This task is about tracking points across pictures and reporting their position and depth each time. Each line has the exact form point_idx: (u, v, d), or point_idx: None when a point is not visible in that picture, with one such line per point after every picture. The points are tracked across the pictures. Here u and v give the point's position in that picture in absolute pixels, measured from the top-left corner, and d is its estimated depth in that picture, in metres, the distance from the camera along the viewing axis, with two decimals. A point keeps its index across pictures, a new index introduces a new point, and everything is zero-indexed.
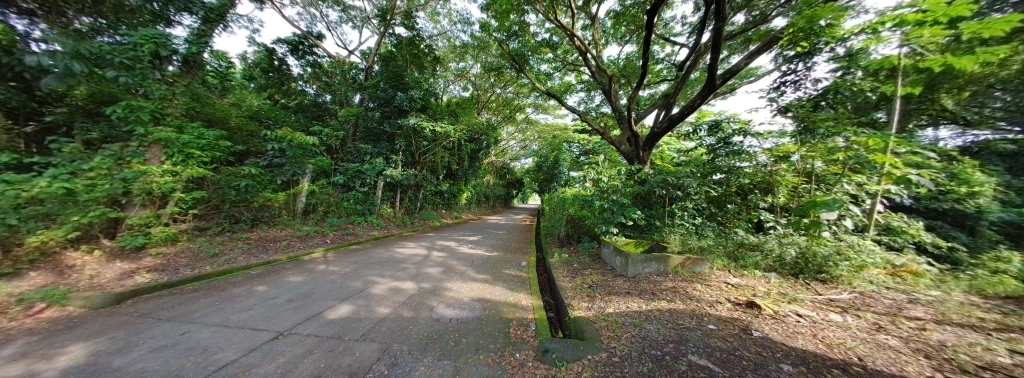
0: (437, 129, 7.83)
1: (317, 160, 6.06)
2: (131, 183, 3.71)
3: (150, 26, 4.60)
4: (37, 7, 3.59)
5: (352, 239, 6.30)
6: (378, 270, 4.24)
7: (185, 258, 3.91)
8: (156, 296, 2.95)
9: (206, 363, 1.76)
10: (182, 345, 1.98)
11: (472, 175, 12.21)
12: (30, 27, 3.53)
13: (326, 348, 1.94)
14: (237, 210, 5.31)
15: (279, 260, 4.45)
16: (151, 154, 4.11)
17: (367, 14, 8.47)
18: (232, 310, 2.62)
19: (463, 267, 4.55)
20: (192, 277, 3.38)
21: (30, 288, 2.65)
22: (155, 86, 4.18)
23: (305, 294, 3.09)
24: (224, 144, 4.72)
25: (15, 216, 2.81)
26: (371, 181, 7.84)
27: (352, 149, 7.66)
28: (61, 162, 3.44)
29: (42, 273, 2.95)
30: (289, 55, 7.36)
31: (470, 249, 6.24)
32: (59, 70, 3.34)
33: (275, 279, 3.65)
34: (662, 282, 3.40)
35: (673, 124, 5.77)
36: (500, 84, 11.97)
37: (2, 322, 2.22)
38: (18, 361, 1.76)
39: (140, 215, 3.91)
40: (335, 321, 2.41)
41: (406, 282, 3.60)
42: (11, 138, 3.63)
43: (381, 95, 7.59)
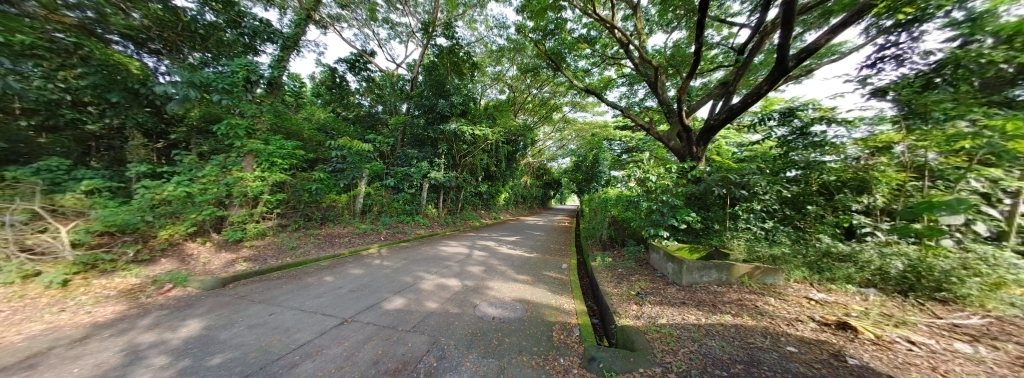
0: (476, 132, 8.10)
1: (371, 164, 6.67)
2: (232, 187, 4.46)
3: (242, 56, 5.58)
4: (161, 47, 4.70)
5: (401, 237, 6.86)
6: (425, 266, 4.51)
7: (271, 250, 4.62)
8: (248, 281, 3.53)
9: (289, 341, 2.05)
10: (270, 324, 2.33)
11: (509, 176, 12.41)
12: (157, 63, 4.72)
13: (383, 336, 2.11)
14: (309, 210, 6.04)
15: (342, 254, 5.00)
16: (246, 162, 4.88)
17: (411, 29, 9.10)
18: (306, 296, 3.01)
19: (504, 267, 4.61)
20: (275, 267, 3.97)
21: (161, 272, 3.40)
22: (247, 106, 4.99)
23: (364, 285, 3.42)
24: (298, 153, 5.43)
25: (152, 213, 3.66)
26: (418, 183, 8.39)
27: (400, 154, 8.24)
28: (184, 171, 4.29)
29: (170, 260, 3.74)
30: (347, 72, 8.27)
31: (509, 250, 6.30)
32: (178, 97, 4.25)
33: (340, 271, 4.11)
34: (724, 293, 3.05)
35: (733, 116, 5.16)
36: (537, 85, 11.89)
37: (143, 298, 2.85)
38: (154, 329, 2.24)
39: (239, 213, 4.70)
40: (390, 312, 2.62)
41: (450, 279, 3.77)
42: (148, 152, 4.79)
43: (425, 102, 8.15)
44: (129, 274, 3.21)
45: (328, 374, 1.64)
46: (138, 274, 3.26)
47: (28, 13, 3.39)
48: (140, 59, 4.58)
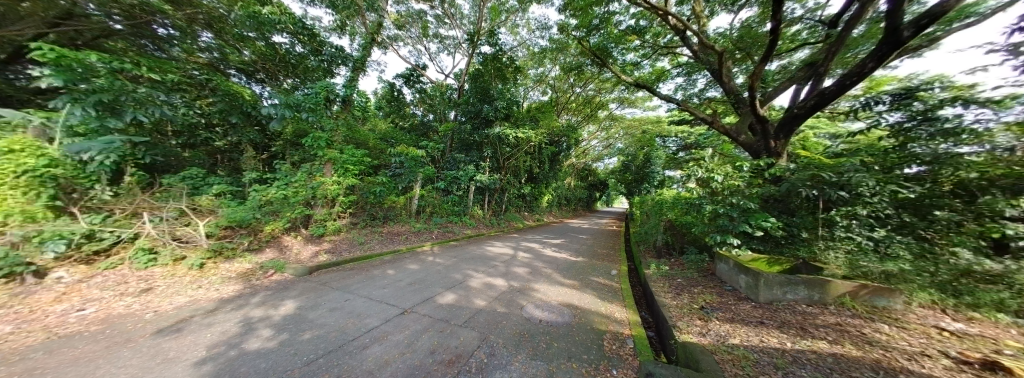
0: (519, 135, 8.19)
1: (424, 169, 7.23)
2: (316, 190, 5.25)
3: (321, 79, 6.92)
4: (263, 76, 6.59)
5: (451, 236, 7.31)
6: (473, 265, 4.70)
7: (345, 244, 5.32)
8: (328, 270, 4.13)
9: (361, 325, 2.33)
10: (346, 308, 2.69)
11: (553, 177, 12.29)
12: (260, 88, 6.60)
13: (437, 328, 2.26)
14: (374, 210, 6.68)
15: (400, 250, 5.51)
16: (326, 169, 5.64)
17: (458, 40, 9.63)
18: (373, 287, 3.39)
19: (549, 270, 4.56)
20: (348, 259, 4.55)
21: (266, 260, 4.18)
22: (327, 121, 5.83)
23: (420, 280, 3.71)
24: (366, 160, 6.16)
25: (260, 212, 4.49)
26: (465, 186, 8.82)
27: (449, 158, 8.78)
28: (281, 177, 5.18)
29: (273, 249, 4.57)
30: (403, 86, 9.15)
31: (554, 252, 6.22)
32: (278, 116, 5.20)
33: (399, 265, 4.53)
34: (817, 314, 2.55)
35: (824, 101, 4.33)
36: (582, 83, 11.54)
37: (254, 280, 3.54)
38: (260, 306, 2.76)
39: (321, 212, 5.48)
40: (444, 306, 2.79)
41: (497, 279, 3.86)
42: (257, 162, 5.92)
43: (471, 109, 8.57)
44: (245, 261, 4.01)
45: (393, 358, 1.81)
46: (250, 261, 4.05)
47: (173, 56, 5.29)
48: (250, 86, 6.49)
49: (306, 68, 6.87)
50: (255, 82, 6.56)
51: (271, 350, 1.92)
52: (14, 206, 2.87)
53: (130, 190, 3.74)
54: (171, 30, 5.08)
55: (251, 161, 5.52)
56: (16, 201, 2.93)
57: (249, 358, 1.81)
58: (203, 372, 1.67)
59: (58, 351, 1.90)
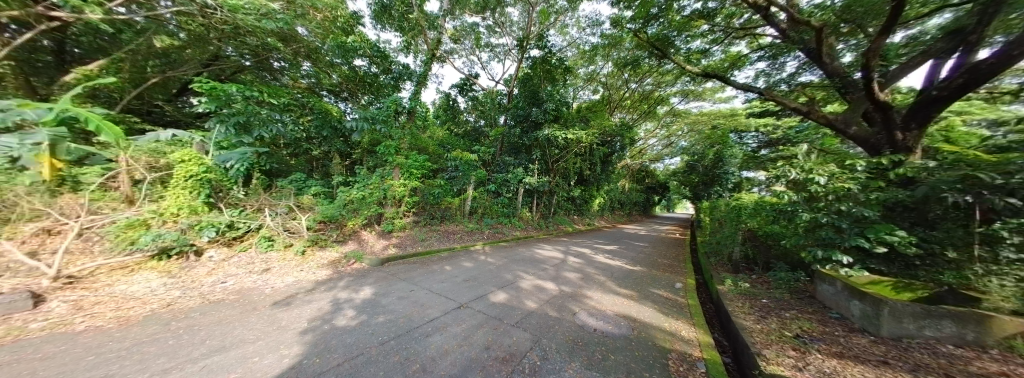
0: (569, 136, 8.03)
1: (477, 172, 7.61)
2: (387, 191, 5.92)
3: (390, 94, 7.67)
4: (347, 95, 7.79)
5: (501, 237, 7.57)
6: (523, 266, 4.75)
7: (409, 240, 5.90)
8: (395, 263, 4.64)
9: (423, 314, 2.56)
10: (410, 298, 2.98)
11: (605, 180, 11.73)
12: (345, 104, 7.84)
13: (491, 326, 2.35)
14: (433, 210, 7.18)
15: (455, 248, 5.89)
16: (394, 173, 6.23)
17: (508, 47, 9.92)
18: (433, 280, 3.68)
19: (603, 277, 4.35)
20: (412, 254, 5.03)
21: (348, 250, 4.89)
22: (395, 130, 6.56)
23: (474, 277, 3.90)
24: (427, 165, 6.73)
25: (344, 210, 5.26)
26: (514, 188, 9.00)
27: (499, 162, 9.06)
28: (360, 180, 5.97)
29: (354, 242, 5.31)
30: (458, 95, 9.81)
31: (607, 259, 5.89)
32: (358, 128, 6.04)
33: (455, 262, 4.83)
34: (977, 362, 1.91)
35: (984, 77, 3.24)
36: (637, 79, 10.77)
37: (340, 267, 4.18)
38: (344, 289, 3.25)
39: (391, 210, 6.10)
40: (496, 304, 2.88)
41: (548, 282, 3.83)
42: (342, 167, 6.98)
43: (521, 112, 8.74)
44: (333, 250, 4.76)
45: (452, 349, 1.94)
46: (337, 250, 4.80)
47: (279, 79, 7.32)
48: (338, 104, 7.74)
49: (379, 86, 7.73)
50: (341, 100, 7.83)
51: (354, 328, 2.24)
52: (184, 201, 3.87)
53: (256, 191, 4.75)
54: (283, 63, 7.00)
55: (338, 167, 6.56)
56: (187, 198, 3.95)
57: (338, 333, 2.14)
58: (306, 340, 2.03)
59: (207, 312, 2.53)
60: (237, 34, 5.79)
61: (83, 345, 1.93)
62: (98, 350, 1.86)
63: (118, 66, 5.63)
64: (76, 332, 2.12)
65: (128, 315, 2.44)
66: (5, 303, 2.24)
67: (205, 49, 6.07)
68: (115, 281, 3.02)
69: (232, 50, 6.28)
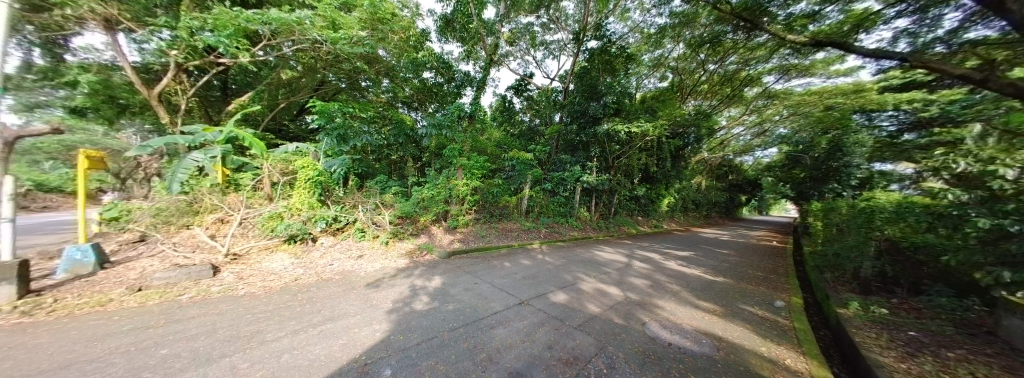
0: (633, 129, 7.42)
1: (533, 171, 7.70)
2: (452, 190, 6.42)
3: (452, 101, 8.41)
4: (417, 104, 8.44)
5: (558, 236, 7.49)
6: (583, 268, 4.58)
7: (471, 236, 6.29)
8: (460, 256, 5.02)
9: (487, 307, 2.69)
10: (475, 291, 3.17)
11: (675, 177, 10.48)
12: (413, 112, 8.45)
13: (553, 326, 2.33)
14: (492, 208, 7.45)
15: (514, 246, 6.05)
16: (458, 174, 6.71)
17: (564, 42, 9.68)
18: (494, 275, 3.85)
19: (675, 286, 3.89)
20: (474, 249, 5.34)
21: (421, 243, 5.48)
22: (457, 133, 7.05)
23: (533, 275, 3.94)
24: (487, 165, 7.05)
25: (416, 207, 5.90)
26: (571, 187, 8.78)
27: (555, 160, 8.91)
28: (429, 180, 6.59)
29: (426, 235, 5.92)
30: (514, 96, 10.04)
31: (680, 266, 5.25)
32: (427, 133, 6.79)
33: (514, 259, 4.96)
34: None
35: None
36: (717, 59, 9.28)
37: (415, 258, 4.72)
38: (418, 277, 3.65)
39: (456, 208, 6.59)
40: (557, 305, 2.86)
41: (612, 287, 3.61)
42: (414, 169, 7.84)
43: (578, 108, 8.44)
44: (409, 242, 5.40)
45: (515, 343, 1.99)
46: (412, 242, 5.42)
47: (364, 95, 8.65)
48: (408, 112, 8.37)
49: (444, 94, 8.36)
50: (413, 110, 8.41)
51: (428, 313, 2.49)
52: (304, 199, 4.88)
53: (351, 191, 5.65)
54: (368, 82, 8.28)
55: (411, 169, 7.40)
56: (306, 196, 4.98)
57: (416, 316, 2.41)
58: (392, 319, 2.35)
59: (318, 288, 3.13)
60: (338, 63, 7.25)
61: (244, 306, 2.62)
62: (253, 310, 2.50)
63: (261, 97, 7.48)
64: (239, 296, 2.89)
65: (269, 285, 3.21)
66: (196, 271, 3.20)
67: (313, 77, 7.58)
68: (261, 259, 4.02)
69: (332, 75, 7.76)
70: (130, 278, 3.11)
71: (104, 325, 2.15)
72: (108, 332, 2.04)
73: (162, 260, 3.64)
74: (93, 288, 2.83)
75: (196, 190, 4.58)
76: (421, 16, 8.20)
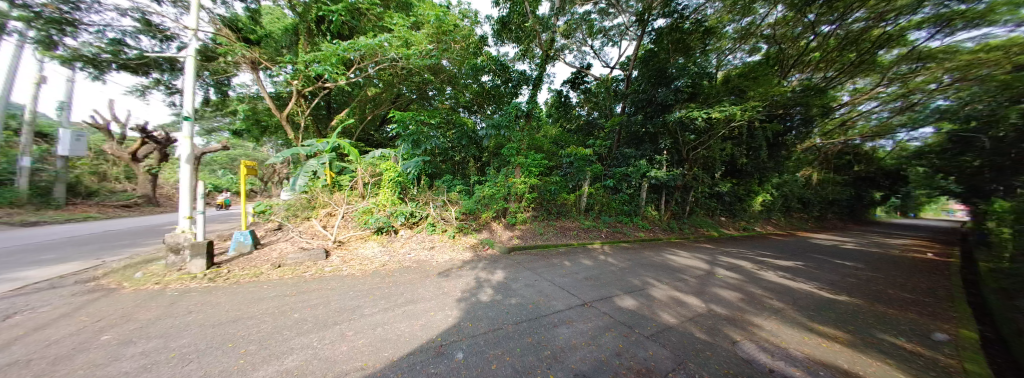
0: (713, 115, 6.38)
1: (592, 167, 7.36)
2: (511, 188, 6.56)
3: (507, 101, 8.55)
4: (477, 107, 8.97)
5: (621, 237, 6.98)
6: (654, 273, 4.17)
7: (529, 233, 6.35)
8: (520, 253, 5.11)
9: (548, 305, 2.67)
10: (536, 287, 3.18)
11: (773, 169, 8.66)
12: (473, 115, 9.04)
13: (621, 332, 2.18)
14: (550, 206, 7.35)
15: (573, 245, 5.88)
16: (516, 172, 6.80)
17: (625, 26, 8.94)
18: (555, 274, 3.81)
19: (775, 302, 3.22)
20: (534, 246, 5.38)
21: (483, 238, 5.77)
22: (515, 133, 7.17)
23: (596, 276, 3.76)
24: (544, 162, 6.99)
25: (478, 204, 6.24)
26: (636, 183, 8.09)
27: (617, 155, 8.31)
28: (489, 179, 6.87)
29: (487, 231, 6.20)
30: (570, 90, 9.74)
31: (783, 279, 4.31)
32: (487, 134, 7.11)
33: (575, 259, 4.82)
34: None
35: None
36: (836, 17, 7.27)
37: (478, 252, 4.99)
38: (481, 270, 3.85)
39: (515, 205, 6.70)
40: (625, 310, 2.66)
41: (690, 297, 3.19)
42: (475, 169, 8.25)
43: (643, 96, 7.69)
44: (473, 237, 5.76)
45: (580, 345, 1.93)
46: (475, 237, 5.76)
47: (431, 103, 9.50)
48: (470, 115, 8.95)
49: (501, 96, 8.66)
50: (473, 114, 8.96)
51: (492, 304, 2.61)
52: (387, 196, 5.65)
53: (423, 189, 6.29)
54: (434, 91, 9.08)
55: (473, 169, 7.81)
56: (389, 194, 5.76)
57: (482, 306, 2.55)
58: (461, 307, 2.54)
59: (399, 274, 3.60)
60: (408, 76, 8.09)
61: (346, 284, 3.18)
62: (353, 288, 3.01)
63: (354, 112, 8.92)
64: (343, 276, 3.52)
65: (364, 269, 3.83)
66: (314, 254, 4.02)
67: (391, 91, 8.67)
68: (357, 247, 4.82)
69: (405, 88, 8.76)
70: (272, 257, 4.08)
71: (259, 291, 2.87)
72: (262, 297, 2.71)
73: (292, 244, 4.68)
74: (251, 263, 3.80)
75: (312, 189, 5.74)
76: (479, 23, 8.59)
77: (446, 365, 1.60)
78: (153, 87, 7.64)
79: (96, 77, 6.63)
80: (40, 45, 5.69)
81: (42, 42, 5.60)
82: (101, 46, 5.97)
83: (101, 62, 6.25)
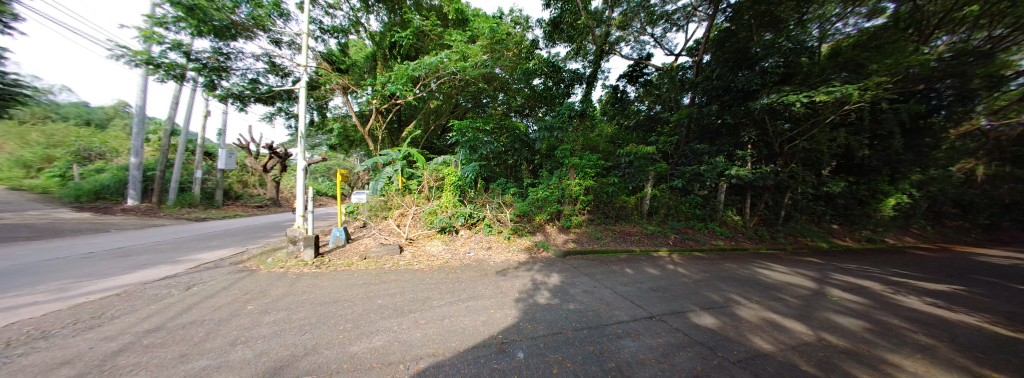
0: (817, 97, 5.19)
1: (656, 166, 6.66)
2: (565, 190, 6.40)
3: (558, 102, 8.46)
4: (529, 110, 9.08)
5: (693, 244, 6.16)
6: (738, 288, 3.56)
7: (585, 236, 6.09)
8: (576, 257, 4.95)
9: (610, 314, 2.51)
10: (597, 294, 3.03)
11: (914, 163, 6.60)
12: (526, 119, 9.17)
13: (700, 353, 1.91)
14: (607, 209, 6.95)
15: (636, 251, 5.43)
16: (570, 174, 6.58)
17: (693, 7, 7.98)
18: (617, 281, 3.57)
19: (926, 338, 2.42)
20: (591, 251, 5.14)
21: (537, 240, 5.77)
22: (570, 134, 6.93)
23: (664, 288, 3.40)
24: (600, 163, 6.64)
25: (532, 206, 6.31)
26: (711, 183, 7.07)
27: (686, 151, 7.42)
28: (543, 181, 6.85)
29: (541, 232, 6.19)
30: (627, 85, 9.12)
31: (939, 309, 3.22)
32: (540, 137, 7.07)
33: (638, 267, 4.45)
34: None
35: None
36: None
37: (533, 254, 5.01)
38: (537, 272, 3.85)
39: (569, 207, 6.50)
40: (702, 328, 2.33)
41: (789, 320, 2.63)
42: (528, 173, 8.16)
43: (718, 83, 6.70)
44: (527, 238, 5.82)
45: (649, 361, 1.76)
46: (529, 239, 5.81)
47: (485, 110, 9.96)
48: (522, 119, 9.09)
49: (553, 96, 8.62)
50: (525, 117, 9.12)
51: (551, 308, 2.58)
52: (448, 199, 6.09)
53: (480, 192, 6.61)
54: (488, 99, 9.53)
55: (525, 172, 7.90)
56: (450, 196, 6.19)
57: (540, 308, 2.54)
58: (519, 307, 2.57)
59: (461, 271, 3.84)
60: (464, 87, 8.64)
61: (417, 277, 3.53)
62: (423, 281, 3.32)
63: (420, 123, 9.96)
64: (415, 269, 3.93)
65: (431, 264, 4.19)
66: (391, 249, 4.58)
67: (450, 102, 9.37)
68: (425, 244, 5.33)
69: (462, 99, 9.39)
70: (359, 250, 4.80)
71: (351, 279, 3.40)
72: (353, 283, 3.21)
73: (373, 240, 5.42)
74: (344, 255, 4.53)
75: (388, 192, 6.55)
76: (531, 27, 8.71)
77: (508, 363, 1.63)
78: (277, 114, 9.77)
79: (241, 109, 8.79)
80: (207, 87, 7.78)
81: (208, 85, 7.63)
82: (244, 85, 7.89)
83: (244, 97, 8.23)
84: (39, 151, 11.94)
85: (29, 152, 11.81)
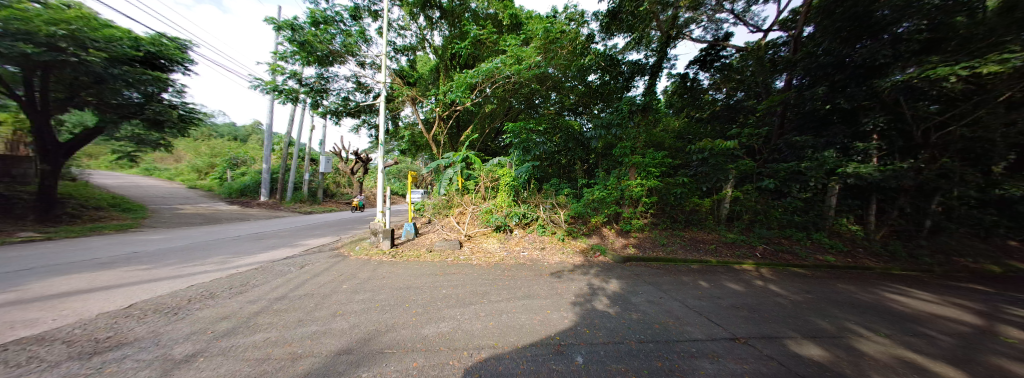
0: (978, 67, 3.77)
1: (738, 164, 5.67)
2: (624, 191, 5.93)
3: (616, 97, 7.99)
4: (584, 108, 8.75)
5: (791, 259, 5.07)
6: (859, 317, 2.81)
7: (648, 242, 5.56)
8: (637, 264, 4.56)
9: (680, 329, 2.24)
10: (664, 306, 2.75)
11: None
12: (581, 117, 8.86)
13: None
14: (674, 212, 6.25)
15: (712, 262, 4.74)
16: (630, 173, 6.04)
17: None
18: (688, 294, 3.17)
19: None
20: (656, 258, 4.69)
21: (593, 244, 5.52)
22: (630, 130, 6.41)
23: (751, 307, 2.89)
24: (666, 161, 5.99)
25: (587, 207, 6.08)
26: (817, 184, 5.75)
27: (780, 146, 6.19)
28: (599, 181, 6.52)
29: (597, 236, 5.91)
30: (699, 72, 8.05)
31: None
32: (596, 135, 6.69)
33: (715, 279, 3.88)
34: None
35: None
36: None
37: (589, 258, 4.81)
38: (595, 277, 3.67)
39: (629, 210, 6.00)
40: (805, 361, 1.90)
41: (945, 365, 1.96)
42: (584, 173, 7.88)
43: (829, 59, 5.37)
44: (582, 241, 5.62)
45: None
46: (585, 242, 5.59)
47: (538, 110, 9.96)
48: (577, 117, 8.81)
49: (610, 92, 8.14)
50: (580, 115, 8.82)
51: (612, 315, 2.43)
52: (503, 199, 6.25)
53: (534, 192, 6.65)
54: (541, 100, 9.50)
55: (580, 172, 7.64)
56: (505, 196, 6.34)
57: (599, 314, 2.43)
58: (576, 310, 2.50)
59: (516, 269, 3.91)
60: (518, 89, 8.80)
61: (476, 272, 3.72)
62: (482, 276, 3.50)
63: (478, 127, 10.52)
64: (473, 265, 4.15)
65: (487, 261, 4.36)
66: (452, 245, 4.92)
67: (504, 104, 9.63)
68: (482, 242, 5.58)
69: (516, 101, 9.55)
70: (425, 244, 5.29)
71: (420, 269, 3.78)
72: (422, 273, 3.57)
73: (437, 235, 5.90)
74: (414, 247, 5.08)
75: (449, 192, 7.03)
76: (586, 22, 8.35)
77: (566, 365, 1.60)
78: (362, 125, 11.47)
79: (336, 122, 10.57)
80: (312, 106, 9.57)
81: (313, 104, 9.38)
82: (337, 102, 9.47)
83: (337, 113, 9.88)
84: (211, 160, 16.38)
85: (206, 161, 16.27)
